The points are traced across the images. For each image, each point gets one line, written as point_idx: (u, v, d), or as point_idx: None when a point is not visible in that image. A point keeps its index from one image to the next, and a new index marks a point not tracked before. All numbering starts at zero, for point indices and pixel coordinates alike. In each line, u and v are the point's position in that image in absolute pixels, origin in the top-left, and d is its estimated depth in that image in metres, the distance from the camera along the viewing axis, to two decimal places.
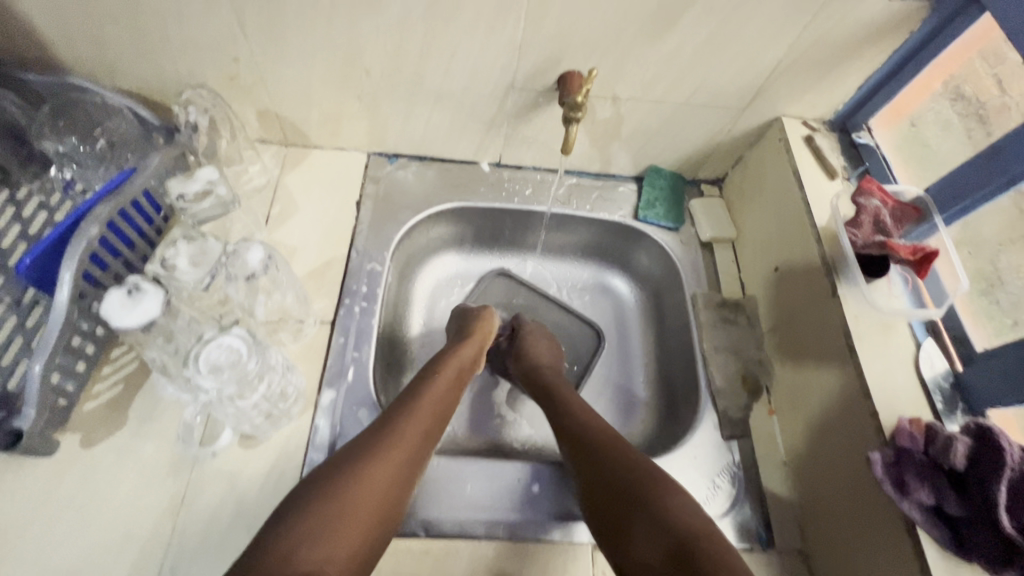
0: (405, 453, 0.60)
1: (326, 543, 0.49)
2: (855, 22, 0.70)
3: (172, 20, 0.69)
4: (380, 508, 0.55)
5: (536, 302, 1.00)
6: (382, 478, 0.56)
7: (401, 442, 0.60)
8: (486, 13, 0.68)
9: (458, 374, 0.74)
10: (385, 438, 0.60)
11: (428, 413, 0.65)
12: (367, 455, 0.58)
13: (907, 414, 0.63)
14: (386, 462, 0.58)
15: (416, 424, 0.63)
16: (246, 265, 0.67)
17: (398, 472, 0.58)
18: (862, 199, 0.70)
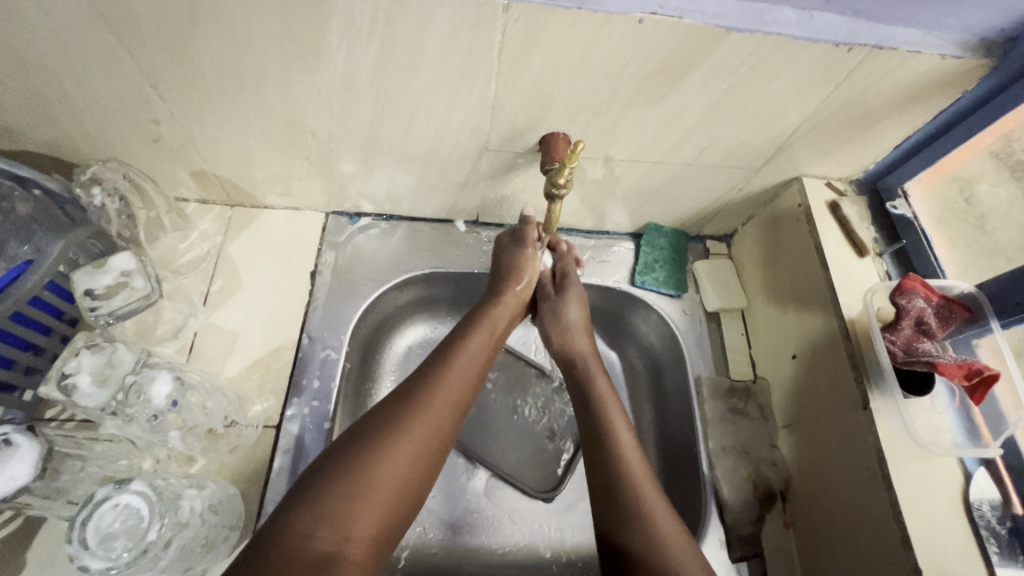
0: (433, 427, 0.53)
1: (342, 527, 0.46)
2: (900, 80, 0.58)
3: (68, 84, 0.56)
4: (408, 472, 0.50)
5: (520, 373, 0.87)
6: (409, 452, 0.51)
7: (432, 410, 0.54)
8: (450, 73, 0.56)
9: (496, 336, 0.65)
10: (416, 405, 0.54)
11: (464, 376, 0.59)
12: (393, 425, 0.52)
13: (955, 570, 0.53)
14: (417, 432, 0.52)
15: (448, 392, 0.56)
16: (148, 403, 0.55)
17: (429, 447, 0.52)
18: (903, 299, 0.60)
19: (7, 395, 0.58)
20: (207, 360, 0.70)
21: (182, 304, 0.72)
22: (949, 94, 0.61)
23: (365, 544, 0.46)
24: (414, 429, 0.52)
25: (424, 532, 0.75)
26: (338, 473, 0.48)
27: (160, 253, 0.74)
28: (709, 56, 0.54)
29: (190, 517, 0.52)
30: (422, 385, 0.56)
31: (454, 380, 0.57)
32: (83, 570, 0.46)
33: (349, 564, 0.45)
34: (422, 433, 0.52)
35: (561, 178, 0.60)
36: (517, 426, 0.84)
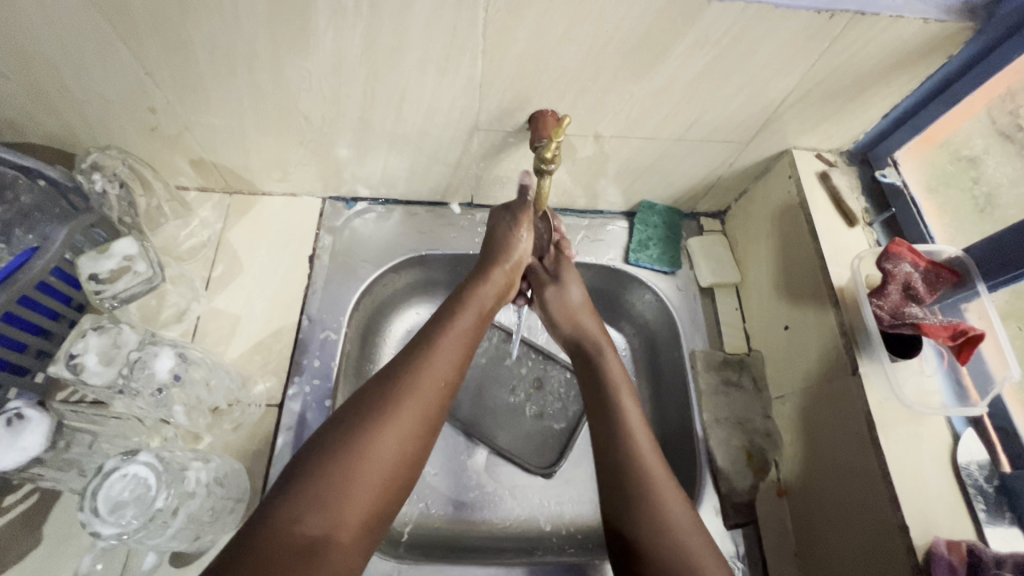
0: (418, 410, 0.53)
1: (330, 511, 0.46)
2: (884, 47, 0.58)
3: (65, 74, 0.57)
4: (394, 461, 0.50)
5: (519, 354, 0.88)
6: (399, 435, 0.51)
7: (416, 395, 0.54)
8: (436, 51, 0.57)
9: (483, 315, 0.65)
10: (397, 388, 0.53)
11: (450, 357, 0.58)
12: (379, 412, 0.52)
13: (944, 529, 0.53)
14: (406, 415, 0.52)
15: (433, 374, 0.56)
16: (153, 376, 0.57)
17: (415, 430, 0.53)
18: (889, 263, 0.60)
19: (21, 377, 0.60)
20: (211, 342, 0.72)
21: (184, 289, 0.74)
22: (935, 60, 0.61)
23: (354, 527, 0.47)
24: (397, 414, 0.52)
25: (426, 508, 0.77)
26: (316, 463, 0.48)
27: (162, 240, 0.75)
28: (692, 26, 0.54)
29: (196, 486, 0.55)
30: (407, 368, 0.55)
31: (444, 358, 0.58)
32: (95, 537, 0.47)
33: (338, 548, 0.46)
34: (408, 416, 0.52)
35: (548, 152, 0.61)
36: (516, 405, 0.85)
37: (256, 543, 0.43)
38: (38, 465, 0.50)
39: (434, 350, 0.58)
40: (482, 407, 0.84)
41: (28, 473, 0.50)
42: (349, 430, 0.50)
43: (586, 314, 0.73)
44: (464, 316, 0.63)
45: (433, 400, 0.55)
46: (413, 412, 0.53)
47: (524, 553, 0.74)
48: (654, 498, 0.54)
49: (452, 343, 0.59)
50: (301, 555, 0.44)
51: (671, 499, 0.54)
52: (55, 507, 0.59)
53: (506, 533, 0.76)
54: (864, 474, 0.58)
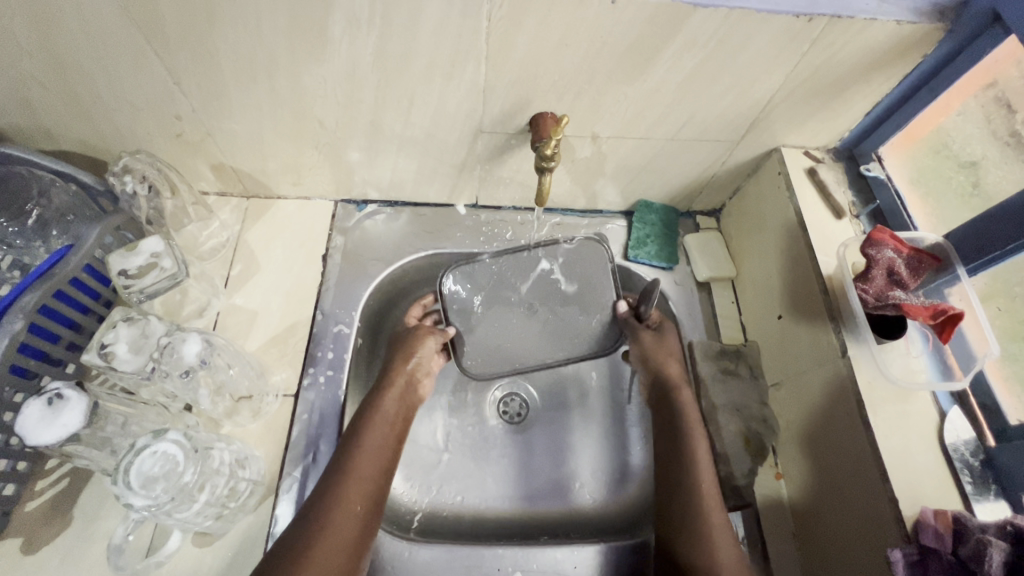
0: (350, 531, 0.57)
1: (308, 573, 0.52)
2: (863, 47, 0.62)
3: (103, 83, 0.62)
4: None
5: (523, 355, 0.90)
6: (333, 563, 0.54)
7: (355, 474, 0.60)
8: (443, 57, 0.61)
9: (393, 428, 0.66)
10: (340, 469, 0.60)
11: (369, 476, 0.61)
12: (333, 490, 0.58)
13: (932, 500, 0.56)
14: (352, 498, 0.58)
15: (372, 448, 0.63)
16: (181, 360, 0.61)
17: (346, 550, 0.56)
18: (873, 250, 0.64)
19: (55, 368, 0.64)
20: (230, 335, 0.76)
21: (206, 286, 0.77)
22: (910, 59, 0.65)
23: None
24: (330, 537, 0.55)
25: (435, 497, 0.79)
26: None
27: (184, 240, 0.80)
28: (680, 30, 0.58)
29: (219, 465, 0.59)
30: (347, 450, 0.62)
31: (377, 430, 0.64)
32: (127, 509, 0.51)
33: None
34: (352, 493, 0.59)
35: (548, 150, 0.65)
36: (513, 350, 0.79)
37: None
38: (74, 442, 0.54)
39: (370, 424, 0.65)
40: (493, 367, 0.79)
41: (64, 449, 0.54)
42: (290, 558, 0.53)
43: (682, 385, 0.72)
44: (373, 432, 0.64)
45: (358, 520, 0.58)
46: (345, 533, 0.56)
47: (529, 539, 0.76)
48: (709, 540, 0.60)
49: (383, 419, 0.66)
50: None
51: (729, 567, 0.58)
52: (89, 486, 0.63)
53: (513, 518, 0.79)
54: (856, 451, 0.60)
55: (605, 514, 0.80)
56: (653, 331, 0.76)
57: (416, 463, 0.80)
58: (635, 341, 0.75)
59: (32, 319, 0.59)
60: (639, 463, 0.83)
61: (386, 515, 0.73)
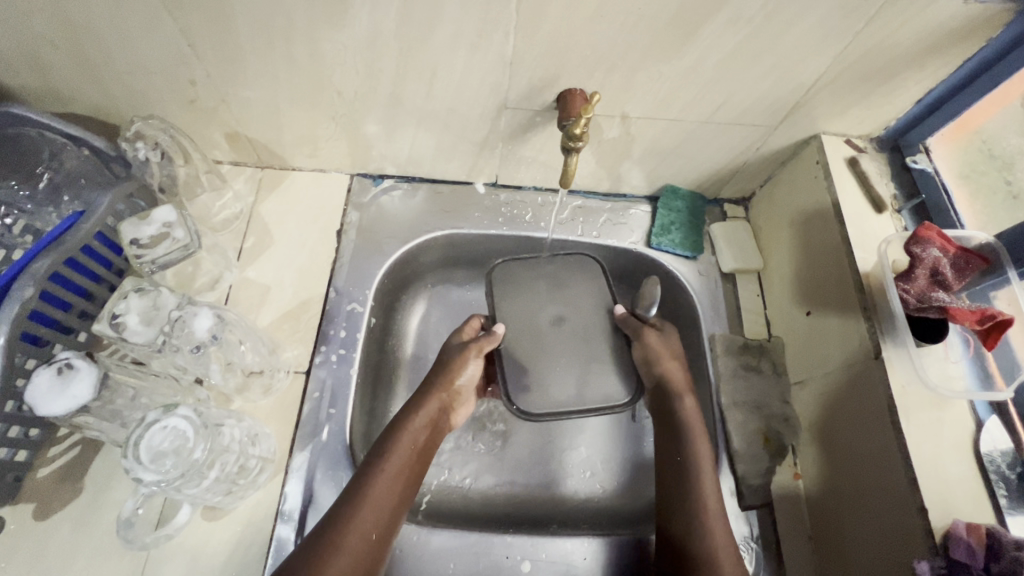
0: (358, 558, 0.55)
1: None
2: (921, 28, 0.57)
3: (114, 44, 0.59)
4: None
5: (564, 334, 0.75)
6: None
7: (368, 504, 0.57)
8: (470, 27, 0.57)
9: (419, 447, 0.64)
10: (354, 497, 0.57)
11: (386, 502, 0.58)
12: (341, 521, 0.56)
13: (962, 512, 0.54)
14: (358, 533, 0.55)
15: (391, 478, 0.60)
16: (192, 335, 0.59)
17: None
18: (918, 248, 0.60)
19: (68, 337, 0.63)
20: (242, 309, 0.75)
21: (218, 258, 0.76)
22: (972, 42, 0.60)
23: None
24: (338, 564, 0.53)
25: (444, 480, 0.78)
26: None
27: (197, 210, 0.78)
28: (725, 3, 0.54)
29: (228, 443, 0.58)
30: (364, 475, 0.59)
31: (399, 458, 0.62)
32: (137, 483, 0.50)
33: None
34: (360, 528, 0.56)
35: (577, 129, 0.62)
36: (597, 352, 0.73)
37: None
38: (84, 413, 0.53)
39: (393, 451, 0.62)
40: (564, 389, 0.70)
41: (76, 419, 0.53)
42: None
43: (684, 390, 0.71)
44: (396, 454, 0.62)
45: (366, 551, 0.55)
46: (345, 564, 0.53)
47: (539, 526, 0.75)
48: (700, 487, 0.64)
49: (408, 446, 0.63)
50: None
51: (716, 527, 0.62)
52: (100, 455, 0.63)
53: (522, 505, 0.77)
54: (883, 456, 0.58)
55: (614, 504, 0.78)
56: (656, 330, 0.74)
57: None
58: (638, 341, 0.73)
59: (43, 286, 0.57)
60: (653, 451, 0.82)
61: None
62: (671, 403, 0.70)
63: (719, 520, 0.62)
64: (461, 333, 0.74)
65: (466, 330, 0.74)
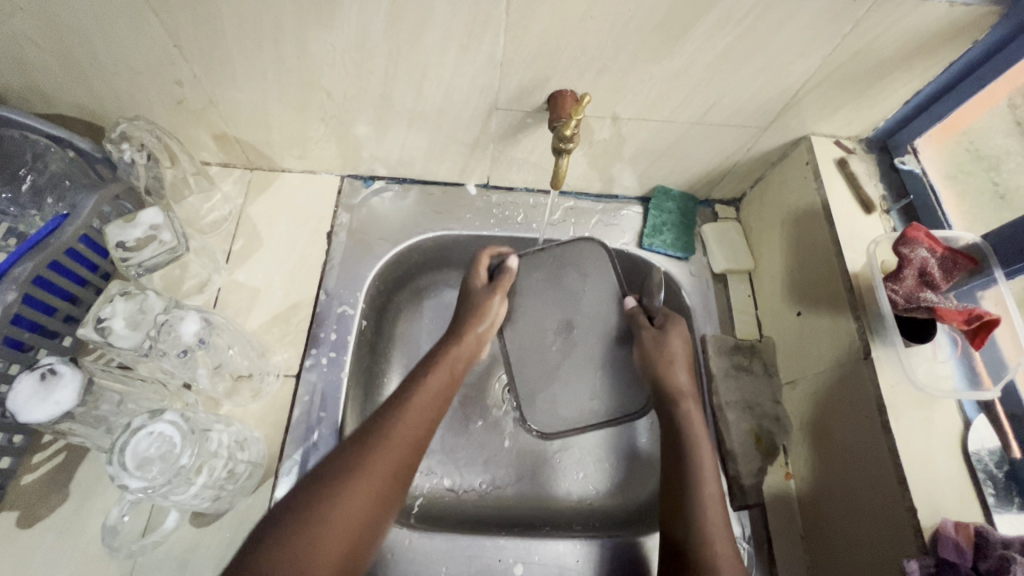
0: (384, 474, 0.54)
1: (320, 520, 0.49)
2: (909, 30, 0.57)
3: (98, 44, 0.58)
4: (342, 543, 0.49)
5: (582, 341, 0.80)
6: (354, 505, 0.51)
7: (397, 427, 0.58)
8: (459, 27, 0.57)
9: (448, 383, 0.66)
10: (385, 418, 0.59)
11: (416, 425, 0.60)
12: (370, 440, 0.56)
13: (951, 512, 0.54)
14: (388, 451, 0.56)
15: (421, 405, 0.61)
16: (178, 339, 0.59)
17: (373, 493, 0.53)
18: (906, 248, 0.61)
19: (52, 341, 0.62)
20: (231, 312, 0.74)
21: (206, 261, 0.75)
22: (958, 44, 0.61)
23: (341, 538, 0.49)
24: (352, 491, 0.52)
25: (436, 483, 0.78)
26: (297, 521, 0.48)
27: (185, 212, 0.77)
28: (714, 5, 0.54)
29: (217, 449, 0.57)
30: (397, 400, 0.61)
31: (430, 389, 0.64)
32: (122, 490, 0.49)
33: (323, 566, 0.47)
34: (390, 447, 0.56)
35: (567, 131, 0.62)
36: (598, 355, 0.80)
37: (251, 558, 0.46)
38: (68, 420, 0.52)
39: (423, 384, 0.64)
40: (577, 406, 0.78)
41: (60, 427, 0.53)
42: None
43: (686, 398, 0.69)
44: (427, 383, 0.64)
45: (393, 470, 0.55)
46: (371, 479, 0.53)
47: (532, 529, 0.74)
48: (700, 502, 0.61)
49: (436, 382, 0.65)
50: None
51: (723, 553, 0.58)
52: (86, 461, 0.62)
53: (515, 506, 0.77)
54: (873, 456, 0.58)
55: (608, 504, 0.78)
56: (653, 329, 0.74)
57: None
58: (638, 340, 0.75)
59: (26, 291, 0.57)
60: (646, 451, 0.82)
61: None
62: (674, 409, 0.69)
63: (725, 539, 0.59)
64: (482, 274, 0.79)
65: (481, 270, 0.79)
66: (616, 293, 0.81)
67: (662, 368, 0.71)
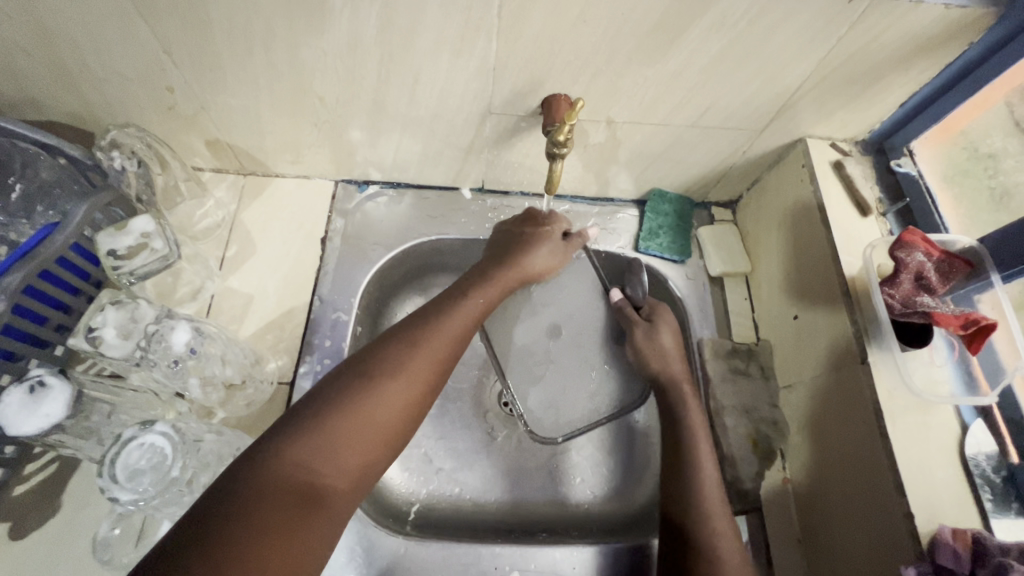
0: (410, 394, 0.51)
1: (339, 441, 0.46)
2: (904, 32, 0.57)
3: (88, 50, 0.58)
4: (362, 460, 0.47)
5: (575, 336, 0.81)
6: (377, 426, 0.48)
7: (425, 348, 0.54)
8: (452, 32, 0.57)
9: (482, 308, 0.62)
10: (414, 337, 0.55)
11: (445, 347, 0.56)
12: (394, 359, 0.52)
13: (948, 518, 0.54)
14: (415, 372, 0.52)
15: (451, 329, 0.57)
16: (169, 349, 0.58)
17: (398, 414, 0.50)
18: (903, 252, 0.60)
19: (44, 351, 0.62)
20: (225, 320, 0.73)
21: (199, 268, 0.75)
22: (954, 46, 0.60)
23: (359, 458, 0.46)
24: (375, 408, 0.48)
25: (432, 489, 0.77)
26: (317, 435, 0.45)
27: (177, 219, 0.77)
28: (708, 8, 0.54)
29: (209, 459, 0.57)
30: (425, 320, 0.57)
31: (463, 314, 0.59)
32: (113, 503, 0.49)
33: (337, 487, 0.45)
34: (418, 368, 0.53)
35: (561, 135, 0.62)
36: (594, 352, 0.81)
37: (258, 474, 0.41)
38: (58, 432, 0.52)
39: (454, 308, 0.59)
40: (577, 405, 0.80)
41: (49, 439, 0.52)
42: (250, 504, 0.39)
43: (683, 381, 0.71)
44: (460, 308, 0.60)
45: (418, 391, 0.52)
46: (396, 399, 0.50)
47: (529, 535, 0.74)
48: (700, 495, 0.61)
49: (471, 308, 0.61)
50: (297, 496, 0.42)
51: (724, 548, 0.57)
52: (78, 472, 0.61)
53: (513, 510, 0.77)
54: (870, 461, 0.58)
55: (606, 509, 0.78)
56: (643, 325, 0.76)
57: (417, 454, 0.79)
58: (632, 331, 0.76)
59: (17, 301, 0.56)
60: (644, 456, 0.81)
61: (383, 507, 0.72)
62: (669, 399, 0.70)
63: (723, 531, 0.58)
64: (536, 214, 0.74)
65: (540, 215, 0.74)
66: (603, 288, 0.82)
67: (660, 364, 0.72)
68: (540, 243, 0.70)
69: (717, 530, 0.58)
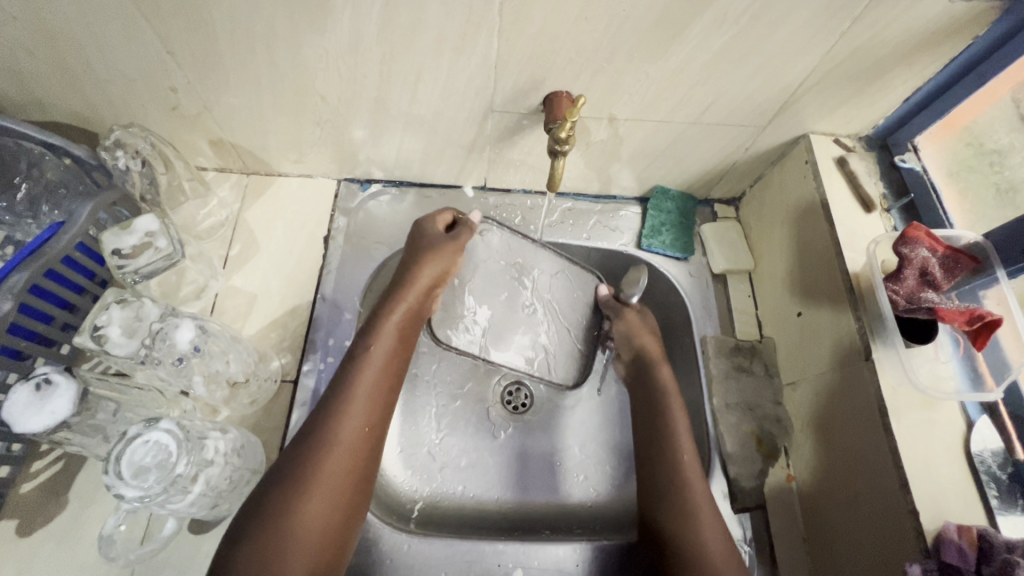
0: (341, 475, 0.56)
1: (290, 547, 0.51)
2: (908, 26, 0.57)
3: (91, 51, 0.58)
4: (318, 551, 0.53)
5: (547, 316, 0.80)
6: (319, 515, 0.53)
7: (341, 428, 0.57)
8: (453, 30, 0.57)
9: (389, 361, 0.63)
10: (329, 419, 0.57)
11: (362, 418, 0.59)
12: (318, 445, 0.56)
13: (953, 514, 0.53)
14: (339, 454, 0.56)
15: (364, 399, 0.60)
16: (174, 347, 0.59)
17: (337, 494, 0.55)
18: (907, 248, 0.60)
19: (50, 349, 0.62)
20: (229, 319, 0.74)
21: (204, 266, 0.75)
22: (958, 41, 0.60)
23: (313, 552, 0.52)
24: (311, 503, 0.53)
25: (436, 487, 0.77)
26: (264, 544, 0.51)
27: (182, 219, 0.77)
28: (710, 4, 0.53)
29: (213, 457, 0.57)
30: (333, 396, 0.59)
31: (369, 378, 0.61)
32: (118, 499, 0.49)
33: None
34: (339, 449, 0.56)
35: (563, 133, 0.61)
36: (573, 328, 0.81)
37: None
38: (64, 430, 0.52)
39: (360, 374, 0.61)
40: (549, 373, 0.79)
41: (56, 437, 0.52)
42: None
43: (660, 361, 0.75)
44: (366, 370, 0.61)
45: (350, 466, 0.57)
46: (330, 486, 0.55)
47: (533, 533, 0.74)
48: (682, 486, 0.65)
49: (375, 367, 0.62)
50: None
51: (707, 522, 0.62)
52: (85, 469, 0.62)
53: (516, 508, 0.77)
54: (876, 459, 0.58)
55: (606, 509, 0.78)
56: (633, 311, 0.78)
57: (421, 451, 0.79)
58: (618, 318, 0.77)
59: (22, 300, 0.56)
60: None
61: (387, 505, 0.72)
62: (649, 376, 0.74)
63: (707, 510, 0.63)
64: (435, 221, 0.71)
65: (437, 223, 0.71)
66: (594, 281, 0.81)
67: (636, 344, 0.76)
68: (431, 259, 0.68)
69: (696, 523, 0.62)
